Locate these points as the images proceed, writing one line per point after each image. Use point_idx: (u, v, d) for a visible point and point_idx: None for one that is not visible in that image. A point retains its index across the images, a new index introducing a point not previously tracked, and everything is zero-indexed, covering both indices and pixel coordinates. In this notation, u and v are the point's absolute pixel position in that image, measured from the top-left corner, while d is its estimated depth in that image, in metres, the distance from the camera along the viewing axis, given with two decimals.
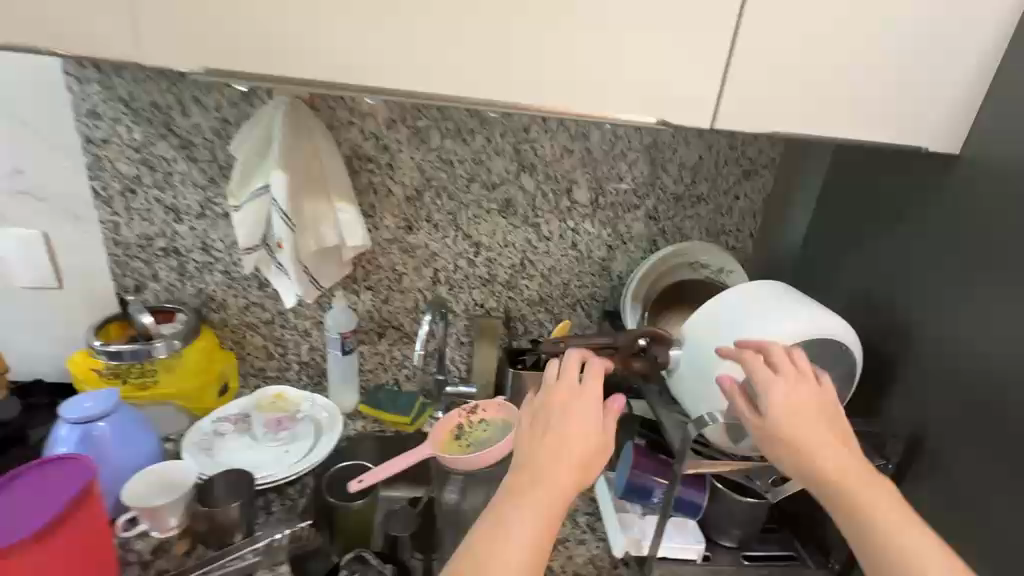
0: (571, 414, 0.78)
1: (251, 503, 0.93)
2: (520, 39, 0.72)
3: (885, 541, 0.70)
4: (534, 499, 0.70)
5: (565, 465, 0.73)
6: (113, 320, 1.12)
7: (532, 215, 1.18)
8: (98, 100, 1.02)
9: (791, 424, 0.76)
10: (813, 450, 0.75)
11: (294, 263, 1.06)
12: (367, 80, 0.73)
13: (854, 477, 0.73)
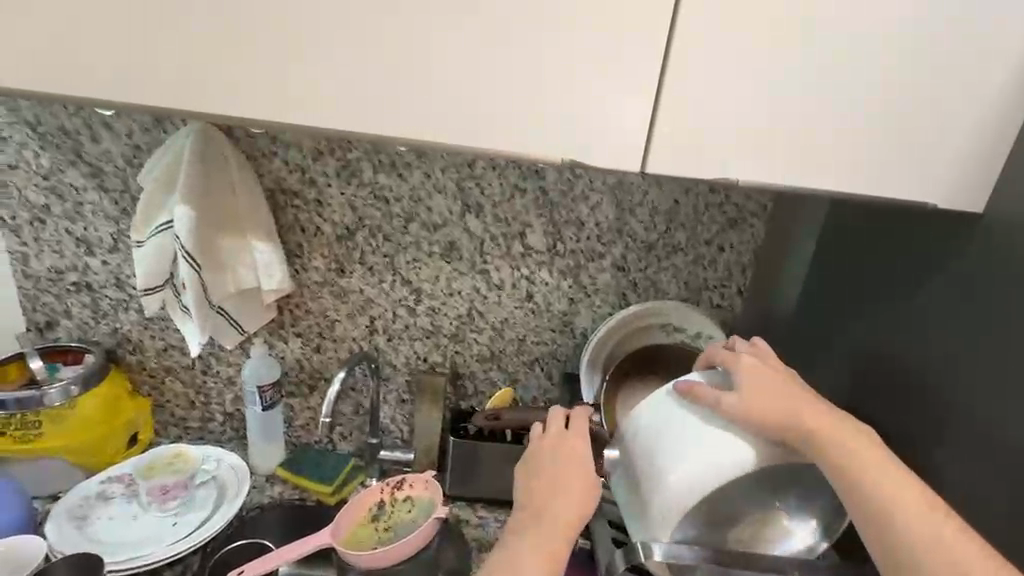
0: (566, 457, 0.74)
1: None
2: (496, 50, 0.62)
3: (881, 494, 0.64)
4: (540, 547, 0.67)
5: (564, 508, 0.70)
6: (11, 359, 1.02)
7: (479, 261, 1.03)
8: (4, 124, 0.94)
9: (765, 391, 0.70)
10: (794, 414, 0.68)
11: (200, 303, 0.92)
12: (365, 94, 0.64)
13: (841, 436, 0.68)
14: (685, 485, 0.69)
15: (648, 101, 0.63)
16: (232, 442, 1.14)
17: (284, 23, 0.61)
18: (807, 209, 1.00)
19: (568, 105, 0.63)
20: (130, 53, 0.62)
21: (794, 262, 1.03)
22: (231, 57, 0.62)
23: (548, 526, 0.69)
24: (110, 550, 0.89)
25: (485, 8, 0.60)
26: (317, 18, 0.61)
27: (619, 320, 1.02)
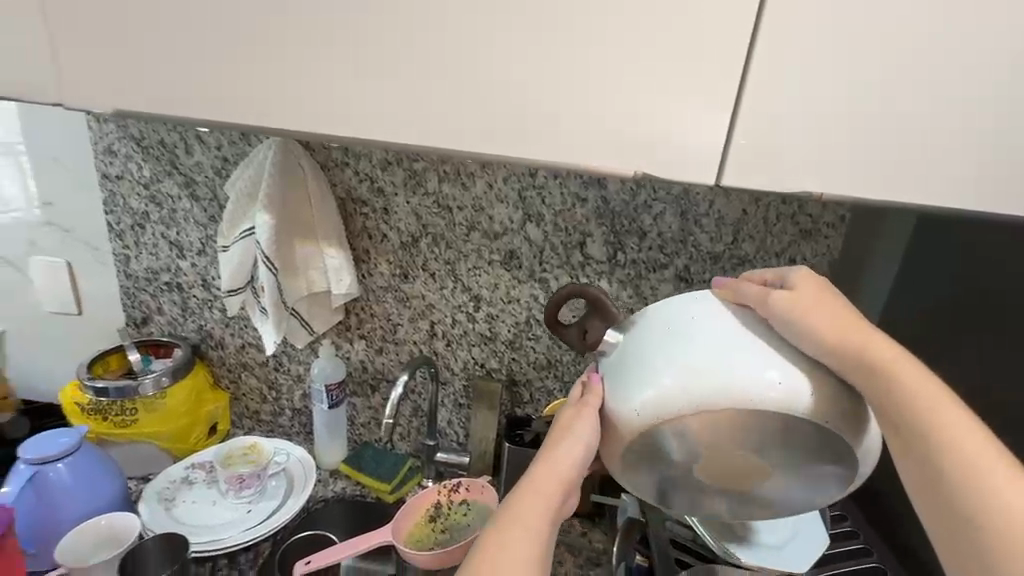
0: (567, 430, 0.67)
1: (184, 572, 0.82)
2: (566, 65, 0.59)
3: (943, 435, 0.57)
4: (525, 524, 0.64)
5: (551, 479, 0.66)
6: (110, 352, 1.11)
7: (539, 269, 1.04)
8: (114, 138, 1.05)
9: (817, 308, 0.62)
10: (841, 330, 0.61)
11: (276, 305, 0.99)
12: (427, 120, 0.62)
13: (899, 363, 0.59)
14: (679, 393, 0.59)
15: (720, 114, 0.59)
16: (299, 436, 1.21)
17: (357, 38, 0.60)
18: (890, 220, 0.94)
19: (635, 118, 0.60)
20: (204, 79, 0.64)
21: (871, 278, 0.97)
22: (296, 71, 0.62)
23: (537, 501, 0.65)
24: (197, 530, 0.96)
25: (531, 19, 0.58)
26: (355, 34, 0.60)
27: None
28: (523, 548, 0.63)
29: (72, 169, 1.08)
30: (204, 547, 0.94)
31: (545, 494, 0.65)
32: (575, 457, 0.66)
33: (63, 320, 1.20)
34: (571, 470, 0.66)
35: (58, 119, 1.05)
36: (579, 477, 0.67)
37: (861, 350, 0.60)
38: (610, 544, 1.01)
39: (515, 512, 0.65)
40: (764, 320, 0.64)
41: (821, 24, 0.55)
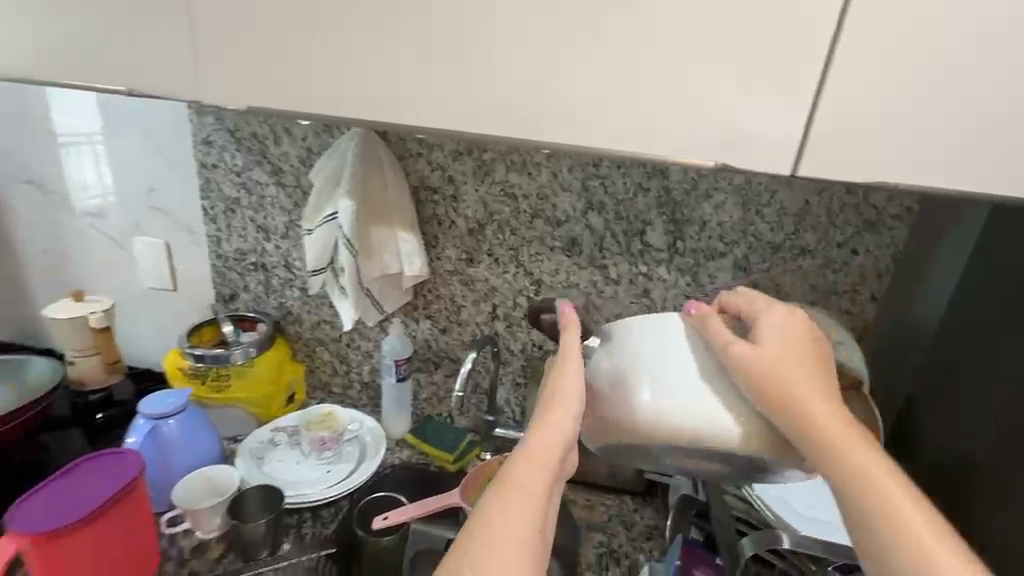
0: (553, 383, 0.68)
1: (279, 520, 0.91)
2: (646, 61, 0.60)
3: (888, 512, 0.56)
4: (526, 480, 0.59)
5: (545, 432, 0.64)
6: (205, 324, 1.22)
7: (599, 256, 1.08)
8: (211, 130, 1.15)
9: (777, 361, 0.64)
10: (785, 384, 0.62)
11: (354, 286, 1.07)
12: (508, 108, 0.64)
13: (848, 429, 0.60)
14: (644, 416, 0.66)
15: (800, 112, 0.59)
16: (367, 407, 1.30)
17: (437, 30, 0.62)
18: (961, 211, 0.93)
19: (715, 110, 0.60)
20: (293, 73, 0.67)
21: (937, 268, 0.96)
22: (381, 63, 0.65)
23: (535, 456, 0.61)
24: (283, 484, 1.06)
25: (593, 16, 0.59)
26: (440, 28, 0.62)
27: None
28: (527, 506, 0.58)
29: (175, 159, 1.20)
30: (290, 500, 1.03)
31: (542, 448, 0.62)
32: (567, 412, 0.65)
33: (161, 295, 1.34)
34: (565, 419, 0.65)
35: (166, 112, 1.17)
36: (575, 425, 0.65)
37: (799, 406, 0.61)
38: (662, 520, 1.06)
39: (512, 473, 0.60)
40: (721, 364, 0.66)
41: (912, 15, 0.54)
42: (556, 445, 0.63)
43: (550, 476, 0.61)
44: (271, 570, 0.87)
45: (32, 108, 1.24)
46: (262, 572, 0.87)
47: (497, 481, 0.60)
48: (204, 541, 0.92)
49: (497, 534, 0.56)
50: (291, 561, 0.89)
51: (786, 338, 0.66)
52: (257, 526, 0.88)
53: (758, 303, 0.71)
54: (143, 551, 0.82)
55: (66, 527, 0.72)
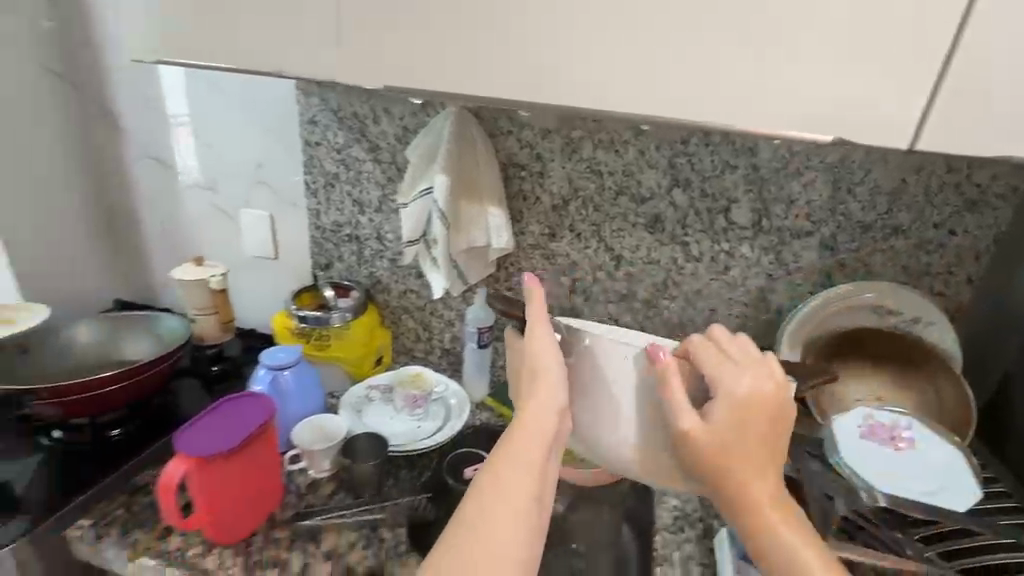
0: (535, 362, 0.66)
1: (384, 464, 1.01)
2: (763, 38, 0.61)
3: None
4: (525, 461, 0.60)
5: (534, 410, 0.64)
6: (306, 289, 1.32)
7: (681, 233, 1.11)
8: (316, 110, 1.25)
9: (722, 444, 0.62)
10: (714, 464, 0.62)
11: (446, 257, 1.15)
12: (617, 87, 0.66)
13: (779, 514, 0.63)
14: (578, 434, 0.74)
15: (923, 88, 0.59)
16: (447, 372, 1.40)
17: (558, 16, 0.66)
18: None
19: (831, 85, 0.61)
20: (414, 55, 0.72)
21: None
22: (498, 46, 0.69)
23: (527, 435, 0.62)
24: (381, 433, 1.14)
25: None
26: (559, 12, 0.65)
27: (805, 313, 1.01)
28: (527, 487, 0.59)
29: (283, 138, 1.31)
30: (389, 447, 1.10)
31: (530, 428, 0.62)
32: (547, 416, 0.63)
33: (264, 263, 1.47)
34: (555, 393, 0.65)
35: (276, 93, 1.27)
36: (562, 396, 0.65)
37: (727, 483, 0.63)
38: None
39: (504, 454, 0.61)
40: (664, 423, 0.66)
41: None
42: (548, 422, 0.63)
43: (546, 451, 0.61)
44: (377, 507, 0.95)
45: (158, 90, 1.38)
46: (367, 508, 0.94)
47: (487, 458, 0.61)
48: (317, 480, 1.04)
49: (492, 506, 0.58)
50: (392, 501, 0.95)
51: (736, 415, 0.61)
52: (367, 467, 0.99)
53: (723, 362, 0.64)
54: (270, 483, 0.93)
55: (220, 454, 0.83)
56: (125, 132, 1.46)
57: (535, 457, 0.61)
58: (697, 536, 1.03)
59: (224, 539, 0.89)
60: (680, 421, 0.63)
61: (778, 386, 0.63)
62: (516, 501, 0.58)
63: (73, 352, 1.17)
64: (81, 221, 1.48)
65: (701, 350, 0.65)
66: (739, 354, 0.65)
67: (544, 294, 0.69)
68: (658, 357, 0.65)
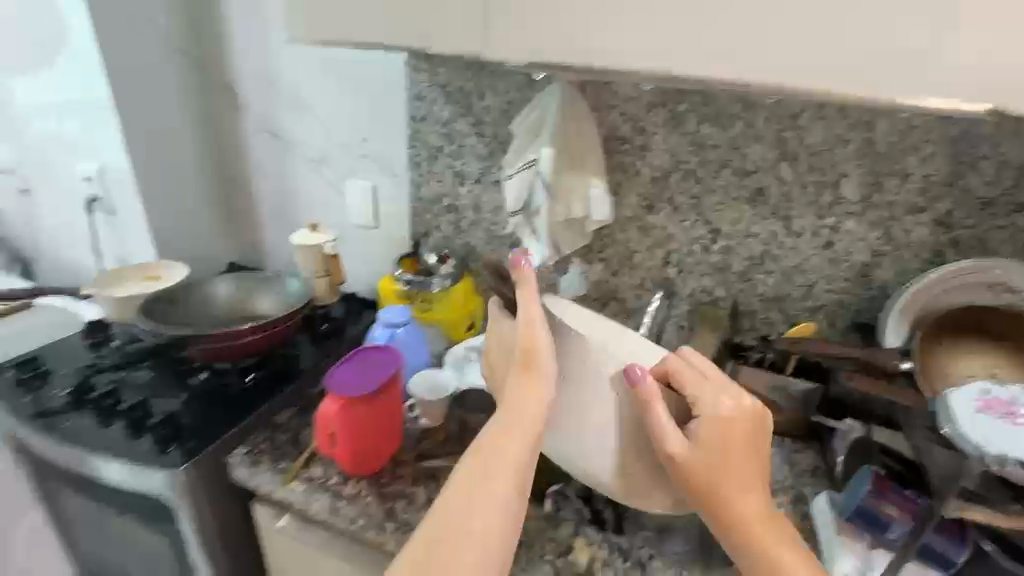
0: (521, 349, 0.79)
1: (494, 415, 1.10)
2: None
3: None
4: (511, 436, 0.72)
5: (520, 392, 0.77)
6: (407, 256, 1.42)
7: (785, 207, 1.12)
8: (423, 85, 1.32)
9: (703, 458, 0.73)
10: (701, 475, 0.72)
11: (547, 227, 1.20)
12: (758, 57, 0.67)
13: (758, 518, 0.71)
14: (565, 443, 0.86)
15: None
16: None
17: None
18: None
19: None
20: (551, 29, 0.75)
21: None
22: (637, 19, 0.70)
23: (513, 417, 0.75)
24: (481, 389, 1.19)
25: None
26: None
27: (922, 283, 1.02)
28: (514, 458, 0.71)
29: (391, 114, 1.40)
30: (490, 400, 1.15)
31: (519, 422, 0.74)
32: (529, 413, 0.75)
33: (365, 231, 1.58)
34: (538, 379, 0.78)
35: (387, 70, 1.36)
36: (545, 377, 0.78)
37: (713, 488, 0.72)
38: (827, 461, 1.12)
39: (495, 431, 0.74)
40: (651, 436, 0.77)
41: None
42: (533, 403, 0.76)
43: (529, 426, 0.74)
44: None
45: (277, 69, 1.50)
46: None
47: (471, 450, 0.72)
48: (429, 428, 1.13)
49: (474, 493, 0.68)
50: None
51: (718, 432, 0.73)
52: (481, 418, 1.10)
53: (702, 384, 0.77)
54: (393, 429, 1.02)
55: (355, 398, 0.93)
56: (243, 109, 1.59)
57: (516, 451, 0.72)
58: (790, 501, 1.05)
59: (362, 473, 1.00)
60: (670, 435, 0.74)
61: (744, 404, 0.75)
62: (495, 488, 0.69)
63: (215, 302, 1.33)
64: (201, 191, 1.64)
65: (677, 370, 0.78)
66: (702, 373, 0.79)
67: (530, 274, 0.84)
68: (639, 377, 0.77)
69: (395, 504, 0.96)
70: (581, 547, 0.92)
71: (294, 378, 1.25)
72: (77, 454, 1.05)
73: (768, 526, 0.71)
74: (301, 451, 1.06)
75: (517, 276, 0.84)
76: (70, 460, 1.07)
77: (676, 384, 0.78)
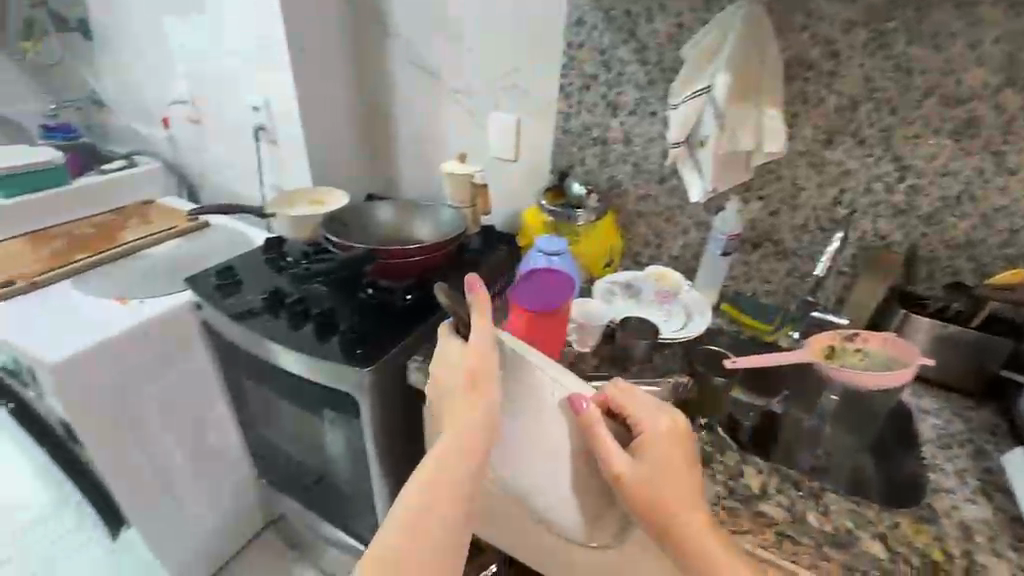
0: (467, 368, 0.80)
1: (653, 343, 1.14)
2: None
3: None
4: (461, 451, 0.72)
5: (469, 407, 0.76)
6: (552, 188, 1.43)
7: (999, 141, 1.02)
8: (586, 10, 1.29)
9: (643, 475, 0.72)
10: (642, 493, 0.71)
11: (712, 162, 1.16)
12: None
13: (700, 533, 0.70)
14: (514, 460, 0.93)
15: None
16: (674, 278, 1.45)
17: None
18: None
19: None
20: None
21: None
22: None
23: (461, 436, 0.74)
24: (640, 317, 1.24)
25: None
26: None
27: None
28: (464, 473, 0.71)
29: (543, 43, 1.39)
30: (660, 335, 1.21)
31: (462, 440, 0.74)
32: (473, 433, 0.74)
33: (503, 164, 1.60)
34: (483, 393, 0.78)
35: None
36: (491, 393, 0.78)
37: (657, 505, 0.71)
38: (1011, 419, 1.05)
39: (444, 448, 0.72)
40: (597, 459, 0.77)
41: None
42: (480, 418, 0.76)
43: (477, 437, 0.74)
44: (649, 383, 1.08)
45: None
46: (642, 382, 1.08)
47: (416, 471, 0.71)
48: (581, 354, 1.17)
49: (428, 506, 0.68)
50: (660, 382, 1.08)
51: (655, 451, 0.74)
52: (641, 344, 1.13)
53: (638, 405, 0.79)
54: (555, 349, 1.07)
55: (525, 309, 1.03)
56: (392, 39, 1.62)
57: (458, 463, 0.72)
58: (969, 455, 1.00)
59: None
60: (614, 460, 0.73)
61: (678, 420, 0.77)
62: (445, 501, 0.69)
63: (379, 224, 1.46)
64: (350, 123, 1.73)
65: (615, 396, 0.80)
66: (639, 398, 0.80)
67: (488, 298, 0.83)
68: (583, 405, 0.78)
69: None
70: (751, 474, 0.92)
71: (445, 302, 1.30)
72: (277, 349, 1.21)
73: (711, 538, 0.70)
74: None
75: (473, 299, 0.84)
76: (266, 350, 1.24)
77: (614, 409, 0.80)
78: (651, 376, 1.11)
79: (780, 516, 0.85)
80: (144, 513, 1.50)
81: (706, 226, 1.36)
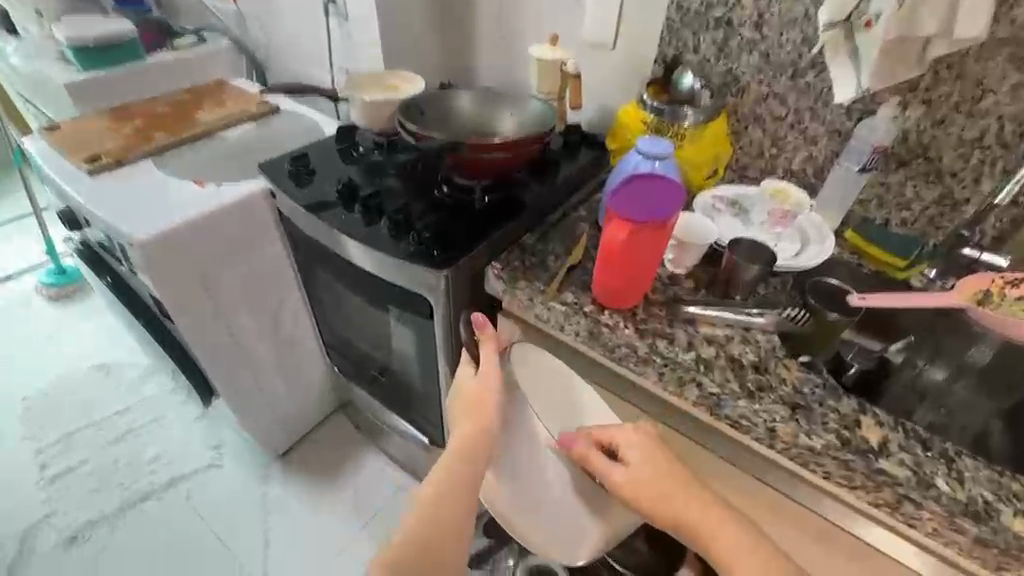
0: (471, 396, 0.83)
1: (768, 267, 0.99)
2: None
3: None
4: (459, 473, 0.75)
5: (469, 432, 0.78)
6: (655, 82, 1.22)
7: None
8: None
9: (638, 476, 0.72)
10: (642, 495, 0.71)
11: (873, 49, 0.93)
12: None
13: (714, 517, 0.67)
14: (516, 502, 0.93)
15: None
16: None
17: None
18: None
19: None
20: None
21: None
22: None
23: (466, 445, 0.77)
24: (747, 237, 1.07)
25: None
26: None
27: None
28: (459, 494, 0.74)
29: None
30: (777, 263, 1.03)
31: (466, 450, 0.77)
32: (477, 443, 0.78)
33: (597, 51, 1.38)
34: (482, 422, 0.79)
35: None
36: (490, 422, 0.80)
37: (659, 503, 0.70)
38: None
39: (445, 468, 0.76)
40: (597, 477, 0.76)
41: None
42: (481, 438, 0.78)
43: (478, 462, 0.76)
44: (753, 313, 0.96)
45: None
46: (745, 312, 0.96)
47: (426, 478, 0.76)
48: (674, 275, 1.06)
49: (439, 505, 0.73)
50: (766, 314, 0.96)
51: (642, 454, 0.74)
52: (750, 270, 0.98)
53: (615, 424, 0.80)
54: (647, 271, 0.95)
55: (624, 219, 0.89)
56: None
57: (463, 470, 0.76)
58: None
59: (615, 305, 0.97)
60: (605, 470, 0.74)
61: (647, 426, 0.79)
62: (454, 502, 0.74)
63: (457, 115, 1.33)
64: None
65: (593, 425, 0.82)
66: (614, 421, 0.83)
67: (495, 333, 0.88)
68: (570, 440, 0.79)
69: (656, 342, 0.92)
70: (869, 426, 0.81)
71: (525, 206, 1.19)
72: (350, 243, 1.16)
73: (728, 523, 0.67)
74: (552, 276, 1.04)
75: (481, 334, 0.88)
76: (341, 245, 1.19)
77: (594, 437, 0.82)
78: (757, 305, 0.99)
79: (901, 475, 0.74)
80: (229, 391, 1.61)
81: (840, 135, 1.13)
